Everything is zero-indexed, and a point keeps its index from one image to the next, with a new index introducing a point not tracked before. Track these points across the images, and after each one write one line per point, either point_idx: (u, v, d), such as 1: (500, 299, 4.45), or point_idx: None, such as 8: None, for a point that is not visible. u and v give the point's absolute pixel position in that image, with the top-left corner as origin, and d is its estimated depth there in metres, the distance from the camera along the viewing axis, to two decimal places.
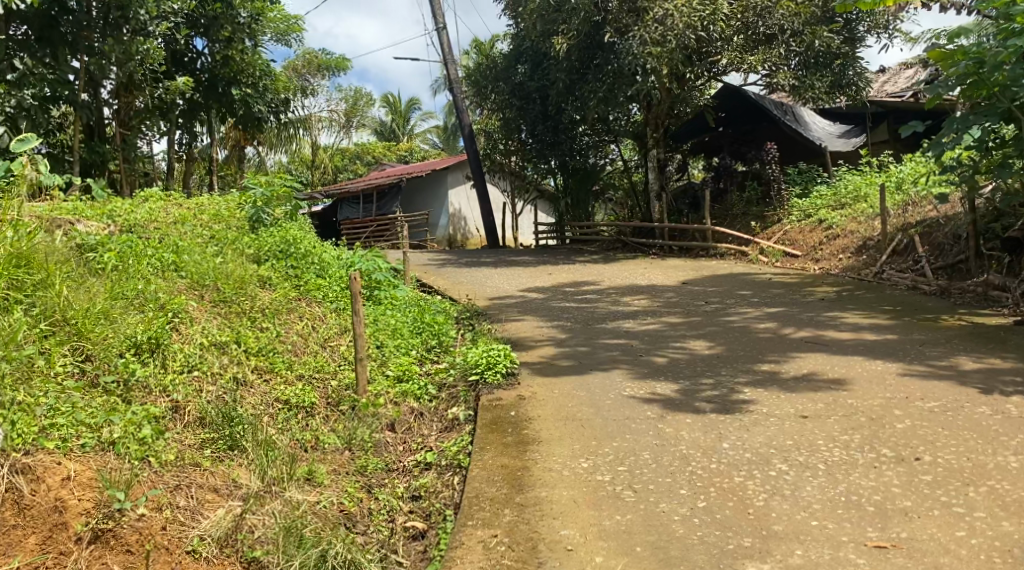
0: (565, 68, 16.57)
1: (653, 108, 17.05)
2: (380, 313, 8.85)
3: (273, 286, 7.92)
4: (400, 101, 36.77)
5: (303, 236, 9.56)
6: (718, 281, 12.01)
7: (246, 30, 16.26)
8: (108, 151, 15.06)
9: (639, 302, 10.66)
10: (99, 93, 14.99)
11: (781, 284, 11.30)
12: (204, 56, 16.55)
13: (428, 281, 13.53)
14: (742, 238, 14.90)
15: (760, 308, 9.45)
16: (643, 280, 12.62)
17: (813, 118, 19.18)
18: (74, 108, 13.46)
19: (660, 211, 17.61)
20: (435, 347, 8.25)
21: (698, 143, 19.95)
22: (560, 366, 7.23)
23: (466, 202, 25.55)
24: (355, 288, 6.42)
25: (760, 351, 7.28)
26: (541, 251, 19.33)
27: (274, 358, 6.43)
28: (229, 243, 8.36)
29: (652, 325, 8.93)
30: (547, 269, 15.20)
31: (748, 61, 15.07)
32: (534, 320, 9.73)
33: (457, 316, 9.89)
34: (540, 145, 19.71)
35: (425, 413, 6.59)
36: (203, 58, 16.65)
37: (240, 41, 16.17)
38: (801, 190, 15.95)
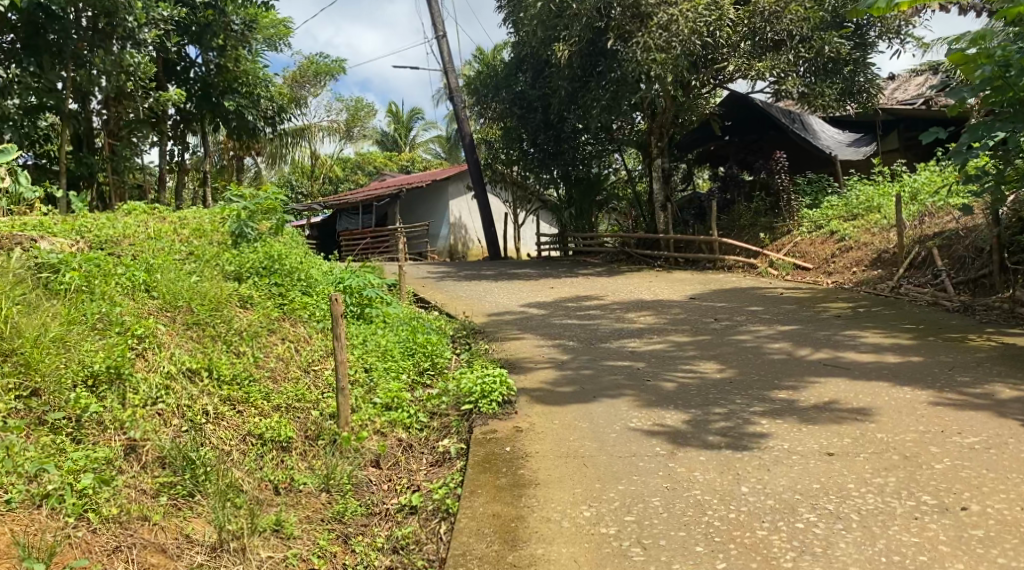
0: (566, 75, 16.16)
1: (656, 117, 16.60)
2: (370, 334, 8.36)
3: (255, 306, 7.42)
4: (402, 111, 36.40)
5: (288, 251, 9.08)
6: (726, 296, 11.49)
7: (239, 38, 15.86)
8: (99, 163, 14.59)
9: (644, 319, 10.13)
10: (88, 103, 14.51)
11: (793, 299, 10.76)
12: (199, 65, 16.12)
13: (424, 296, 13.04)
14: (750, 250, 14.41)
15: (773, 326, 8.92)
16: (648, 295, 12.10)
17: (822, 126, 18.71)
18: (62, 118, 12.97)
19: (665, 222, 17.10)
20: (428, 370, 7.74)
21: (704, 152, 19.46)
22: (560, 392, 6.70)
23: (467, 213, 25.08)
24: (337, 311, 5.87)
25: (776, 375, 6.75)
26: (543, 264, 18.83)
27: (249, 386, 5.93)
28: (209, 260, 7.88)
29: (659, 344, 8.41)
30: (549, 282, 14.70)
31: (756, 68, 14.55)
32: (533, 339, 9.20)
33: (453, 335, 9.38)
34: (542, 155, 19.20)
35: (414, 445, 6.09)
36: (197, 67, 16.22)
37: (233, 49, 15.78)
38: (811, 201, 15.45)
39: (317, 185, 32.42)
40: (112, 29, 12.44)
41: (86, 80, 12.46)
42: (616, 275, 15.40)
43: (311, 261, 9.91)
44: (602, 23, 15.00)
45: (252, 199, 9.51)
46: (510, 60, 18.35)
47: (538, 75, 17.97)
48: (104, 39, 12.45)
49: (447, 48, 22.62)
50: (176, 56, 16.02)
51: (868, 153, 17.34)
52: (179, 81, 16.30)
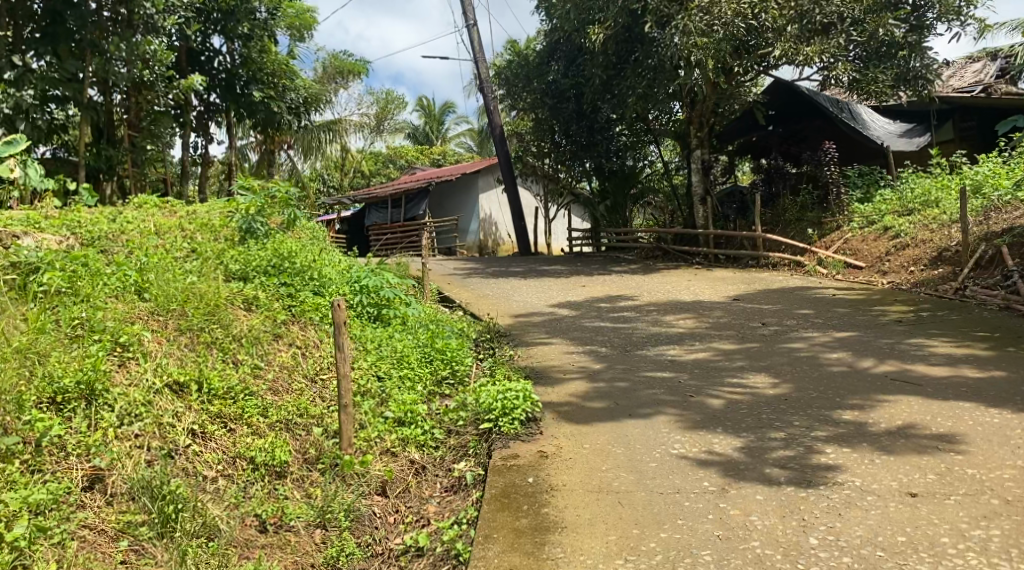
0: (601, 62, 15.38)
1: (696, 105, 15.79)
2: (387, 337, 7.71)
3: (261, 308, 6.82)
4: (434, 104, 35.78)
5: (301, 247, 8.46)
6: (773, 297, 10.68)
7: (264, 27, 15.37)
8: (116, 154, 14.08)
9: (685, 322, 9.38)
10: (108, 92, 14.04)
11: (847, 301, 9.91)
12: (223, 55, 15.62)
13: (449, 295, 12.40)
14: (795, 246, 13.57)
15: (828, 333, 8.13)
16: (688, 295, 11.33)
17: (872, 116, 17.59)
18: (80, 109, 12.49)
19: (705, 216, 16.24)
20: (448, 379, 7.12)
21: (745, 143, 18.57)
22: (592, 409, 6.00)
23: (498, 207, 24.38)
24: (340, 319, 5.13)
25: (838, 391, 6.00)
26: (576, 260, 18.07)
27: (244, 399, 5.31)
28: (212, 257, 7.28)
29: (701, 353, 7.68)
30: (581, 280, 13.95)
31: (804, 52, 13.48)
32: (564, 345, 8.51)
33: (477, 339, 8.71)
34: (575, 147, 18.75)
35: (427, 468, 5.47)
36: (221, 57, 15.69)
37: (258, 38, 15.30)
38: (862, 195, 14.56)
39: (347, 179, 31.94)
40: (132, 16, 11.97)
41: (104, 68, 11.95)
42: (652, 272, 14.63)
43: (327, 259, 9.29)
44: (639, 6, 14.16)
45: (264, 193, 8.90)
46: (542, 49, 17.66)
47: (571, 64, 17.36)
48: (124, 28, 11.97)
49: (478, 38, 21.95)
50: (200, 44, 15.45)
51: (923, 143, 16.19)
52: (202, 71, 15.68)
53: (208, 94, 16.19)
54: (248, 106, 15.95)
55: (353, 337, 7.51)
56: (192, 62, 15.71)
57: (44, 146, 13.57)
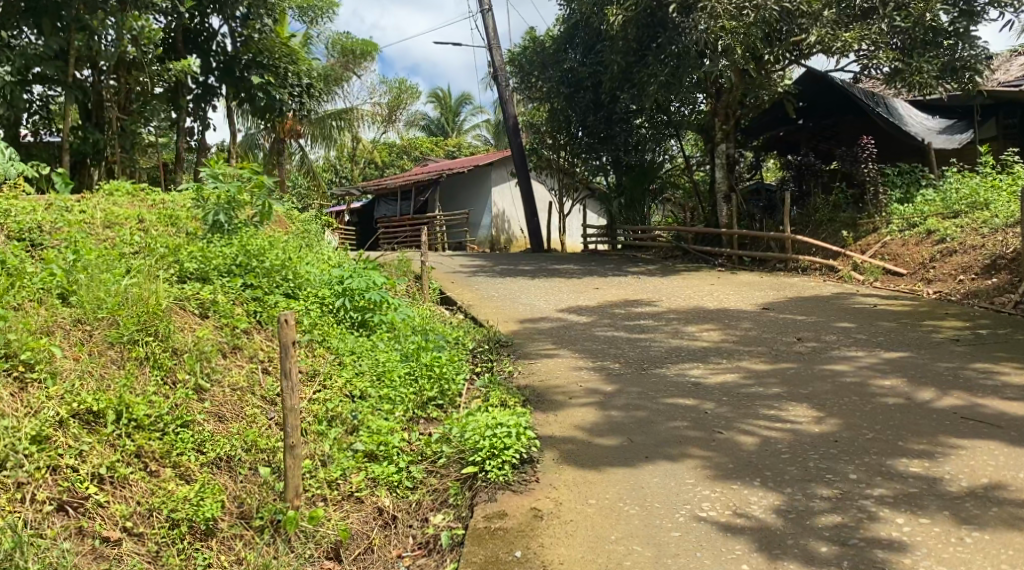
0: (621, 47, 14.22)
1: (722, 96, 14.74)
2: (369, 348, 6.76)
3: (219, 316, 5.91)
4: (449, 95, 34.73)
5: (274, 245, 7.50)
6: (807, 306, 9.63)
7: (266, 8, 14.38)
8: (105, 138, 13.11)
9: (709, 334, 8.37)
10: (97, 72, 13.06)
11: (891, 314, 8.84)
12: (222, 35, 14.60)
13: (450, 297, 11.43)
14: (828, 249, 12.50)
15: (875, 353, 7.09)
16: (711, 302, 10.29)
17: (908, 111, 16.40)
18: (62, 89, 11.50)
19: (728, 215, 15.16)
20: (436, 400, 6.17)
21: (771, 138, 17.48)
22: (599, 446, 5.02)
23: (511, 201, 23.32)
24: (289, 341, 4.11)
25: (898, 431, 4.98)
26: (590, 259, 17.05)
27: (176, 430, 4.41)
28: (167, 252, 6.33)
29: (729, 374, 6.66)
30: (594, 282, 12.93)
31: (843, 39, 12.39)
32: (571, 359, 7.52)
33: (474, 351, 7.76)
34: (592, 140, 17.72)
35: (397, 518, 4.55)
36: (219, 38, 14.69)
37: (258, 18, 14.30)
38: (901, 195, 13.45)
39: (358, 169, 30.97)
40: None
41: (88, 45, 10.96)
42: (671, 274, 13.60)
43: (309, 259, 8.31)
44: None
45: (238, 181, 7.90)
46: (558, 35, 16.65)
47: (589, 51, 16.33)
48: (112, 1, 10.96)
49: (493, 23, 20.94)
50: (198, 24, 14.42)
51: (964, 141, 15.10)
52: (199, 52, 14.64)
53: (205, 78, 15.13)
54: (248, 91, 14.74)
55: (328, 348, 6.57)
56: (189, 43, 14.71)
57: (25, 129, 12.61)
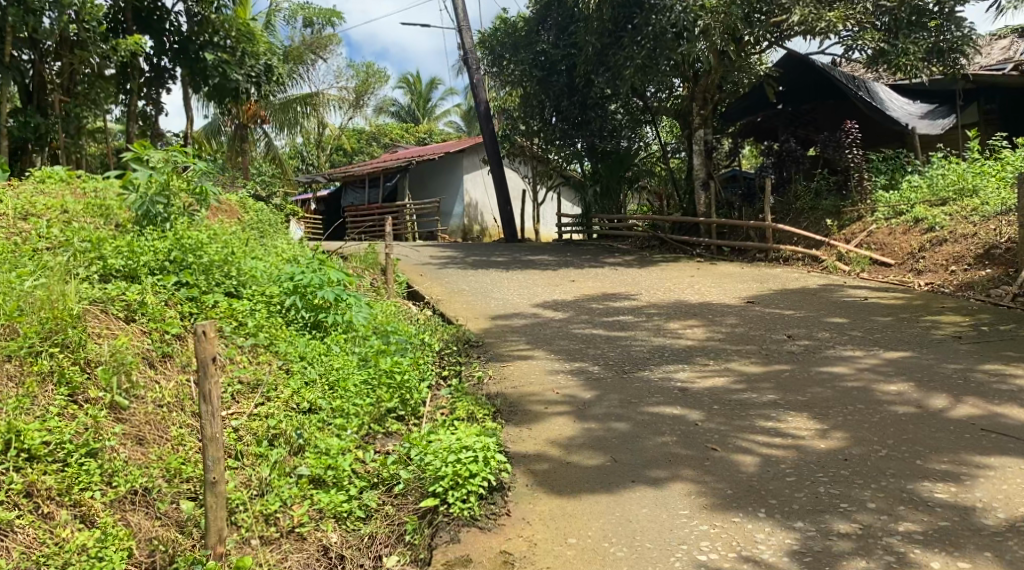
0: (595, 28, 13.58)
1: (701, 80, 14.14)
2: (322, 353, 6.10)
3: (145, 321, 5.23)
4: (419, 80, 33.77)
5: (213, 239, 6.77)
6: (794, 300, 9.09)
7: None
8: (48, 124, 12.05)
9: (694, 331, 7.80)
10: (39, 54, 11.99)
11: (885, 308, 8.32)
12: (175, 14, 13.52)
13: (417, 292, 10.74)
14: (812, 238, 12.00)
15: (874, 353, 6.56)
16: (694, 295, 9.71)
17: (889, 96, 15.93)
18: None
19: (706, 203, 14.64)
20: (396, 411, 5.58)
21: (749, 124, 16.95)
22: (579, 468, 4.42)
23: (483, 189, 22.58)
24: (209, 355, 3.42)
25: (914, 447, 4.43)
26: (565, 249, 16.45)
27: (80, 459, 3.78)
28: (89, 247, 5.60)
29: (719, 378, 6.09)
30: (569, 274, 12.30)
31: (826, 18, 11.82)
32: (545, 361, 6.90)
33: (440, 353, 7.15)
34: (565, 125, 17.08)
35: (345, 557, 3.98)
36: (173, 18, 13.60)
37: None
38: (886, 181, 12.98)
39: (325, 156, 30.00)
40: None
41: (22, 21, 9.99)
42: (649, 265, 13.03)
43: (257, 254, 7.56)
44: None
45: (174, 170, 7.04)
46: (530, 16, 15.96)
47: (563, 33, 15.64)
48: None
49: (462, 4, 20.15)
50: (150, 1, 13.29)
51: (947, 125, 14.60)
52: (152, 32, 13.54)
53: (161, 58, 14.07)
54: (204, 73, 13.74)
55: (276, 353, 5.92)
56: (139, 24, 13.56)
57: None
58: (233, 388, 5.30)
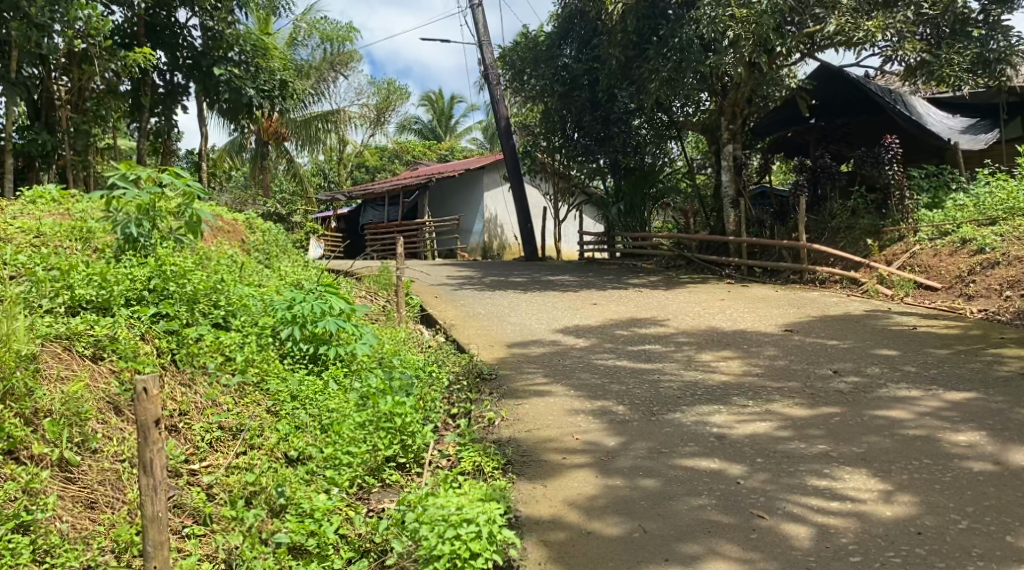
0: (619, 40, 12.95)
1: (729, 93, 13.50)
2: (317, 391, 5.49)
3: (114, 359, 4.69)
4: (441, 97, 33.33)
5: (200, 264, 6.19)
6: (836, 328, 8.38)
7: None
8: (58, 143, 11.51)
9: (728, 364, 7.13)
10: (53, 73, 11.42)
11: (939, 338, 7.60)
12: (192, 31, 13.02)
13: (430, 316, 10.13)
14: (850, 260, 11.27)
15: (934, 393, 5.86)
16: (726, 322, 9.02)
17: (927, 109, 15.13)
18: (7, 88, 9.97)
19: (736, 221, 13.91)
20: (396, 459, 5.00)
21: (778, 139, 16.21)
22: (603, 541, 3.81)
23: (504, 206, 22.01)
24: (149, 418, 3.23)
25: (1002, 520, 3.76)
26: (587, 268, 15.80)
27: (7, 536, 3.30)
28: (57, 275, 5.06)
29: (760, 422, 5.43)
30: (591, 296, 11.64)
31: (864, 28, 11.07)
32: (564, 398, 6.26)
33: (450, 388, 6.54)
34: (587, 140, 16.48)
35: None
36: (189, 34, 13.08)
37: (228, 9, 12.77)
38: (929, 200, 12.22)
39: (346, 173, 29.56)
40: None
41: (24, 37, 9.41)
42: (676, 287, 12.34)
43: (252, 279, 6.98)
44: None
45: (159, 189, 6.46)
46: (552, 30, 15.43)
47: (585, 46, 15.08)
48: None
49: (482, 18, 19.62)
50: (164, 16, 12.82)
51: (991, 140, 13.81)
52: (165, 47, 13.05)
53: (173, 73, 13.53)
54: (216, 88, 13.13)
55: (266, 392, 5.33)
56: (151, 38, 13.06)
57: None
58: (211, 434, 4.72)
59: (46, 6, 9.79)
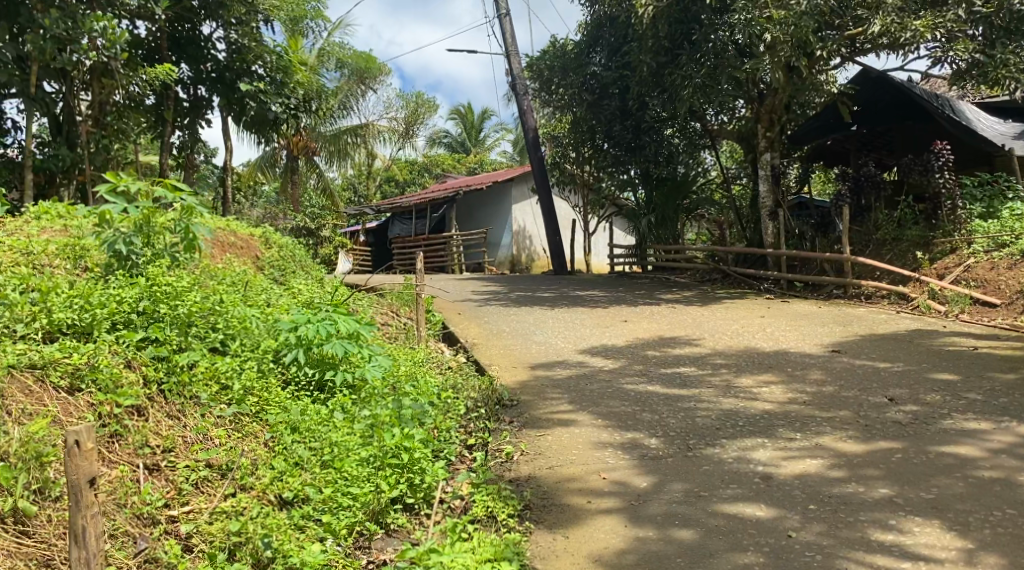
0: (649, 47, 12.35)
1: (766, 100, 12.90)
2: (321, 421, 5.01)
3: (93, 391, 4.28)
4: (471, 110, 33.02)
5: (198, 284, 5.76)
6: (889, 349, 7.75)
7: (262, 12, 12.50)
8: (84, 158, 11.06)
9: (771, 389, 6.54)
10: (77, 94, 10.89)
11: (1004, 361, 6.95)
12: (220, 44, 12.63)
13: (450, 335, 9.61)
14: (898, 273, 10.56)
15: (1007, 426, 5.25)
16: (767, 341, 8.41)
17: (977, 114, 14.34)
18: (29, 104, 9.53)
19: (774, 233, 13.23)
20: (403, 500, 4.51)
21: (818, 147, 15.50)
22: None
23: (533, 219, 21.50)
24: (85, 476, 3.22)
25: None
26: (618, 283, 15.20)
27: None
28: (35, 298, 4.67)
29: (811, 458, 4.86)
30: (622, 312, 11.04)
31: (912, 27, 10.39)
32: (591, 428, 5.73)
33: (467, 417, 6.03)
34: (618, 150, 15.91)
35: None
36: (216, 48, 12.70)
37: (254, 21, 12.45)
38: (983, 209, 11.47)
39: (374, 186, 29.27)
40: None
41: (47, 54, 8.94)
42: (712, 302, 11.71)
43: (257, 299, 6.52)
44: None
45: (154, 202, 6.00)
46: (580, 38, 15.00)
47: (615, 54, 14.61)
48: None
49: (510, 27, 19.14)
50: (187, 29, 12.47)
51: None
52: (189, 60, 12.69)
53: (197, 87, 13.18)
54: (241, 102, 12.81)
55: (264, 424, 4.87)
56: (175, 49, 12.70)
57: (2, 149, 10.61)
58: (197, 474, 4.23)
59: (61, 20, 9.21)
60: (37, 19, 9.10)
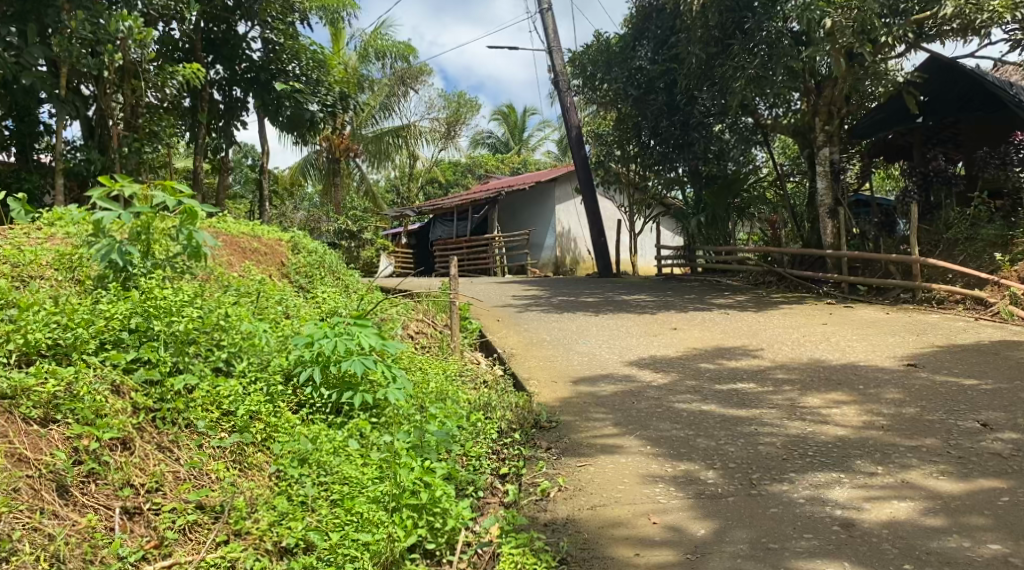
0: (698, 37, 11.55)
1: (823, 90, 12.10)
2: (334, 450, 4.41)
3: (70, 422, 3.82)
4: (514, 110, 32.42)
5: (202, 297, 5.22)
6: (974, 363, 6.91)
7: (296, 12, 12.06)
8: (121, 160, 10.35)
9: (843, 410, 5.79)
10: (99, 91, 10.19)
11: None
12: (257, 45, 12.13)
13: (486, 345, 8.98)
14: (976, 277, 9.62)
15: None
16: (834, 353, 7.61)
17: None
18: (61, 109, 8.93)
19: (834, 232, 12.33)
20: (422, 546, 3.89)
21: (880, 141, 14.53)
22: None
23: (577, 219, 20.78)
24: None
25: None
26: (666, 285, 14.42)
27: None
28: (12, 319, 4.23)
29: (899, 500, 4.14)
30: (671, 319, 10.29)
31: (991, 8, 9.45)
32: (638, 457, 5.06)
33: (499, 443, 5.40)
34: (664, 148, 15.10)
35: None
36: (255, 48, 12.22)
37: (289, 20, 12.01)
38: None
39: (416, 188, 28.82)
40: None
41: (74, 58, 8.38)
42: (769, 308, 10.89)
43: (271, 312, 5.96)
44: None
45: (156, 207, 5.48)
46: (626, 31, 14.30)
47: (661, 47, 13.84)
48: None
49: (552, 22, 18.47)
50: (219, 29, 11.99)
51: None
52: (225, 61, 12.20)
53: (231, 87, 12.69)
54: (276, 103, 12.32)
55: (269, 455, 4.31)
56: (211, 51, 12.19)
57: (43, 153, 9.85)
58: (184, 519, 3.71)
59: (85, 20, 8.40)
60: (63, 18, 8.27)
